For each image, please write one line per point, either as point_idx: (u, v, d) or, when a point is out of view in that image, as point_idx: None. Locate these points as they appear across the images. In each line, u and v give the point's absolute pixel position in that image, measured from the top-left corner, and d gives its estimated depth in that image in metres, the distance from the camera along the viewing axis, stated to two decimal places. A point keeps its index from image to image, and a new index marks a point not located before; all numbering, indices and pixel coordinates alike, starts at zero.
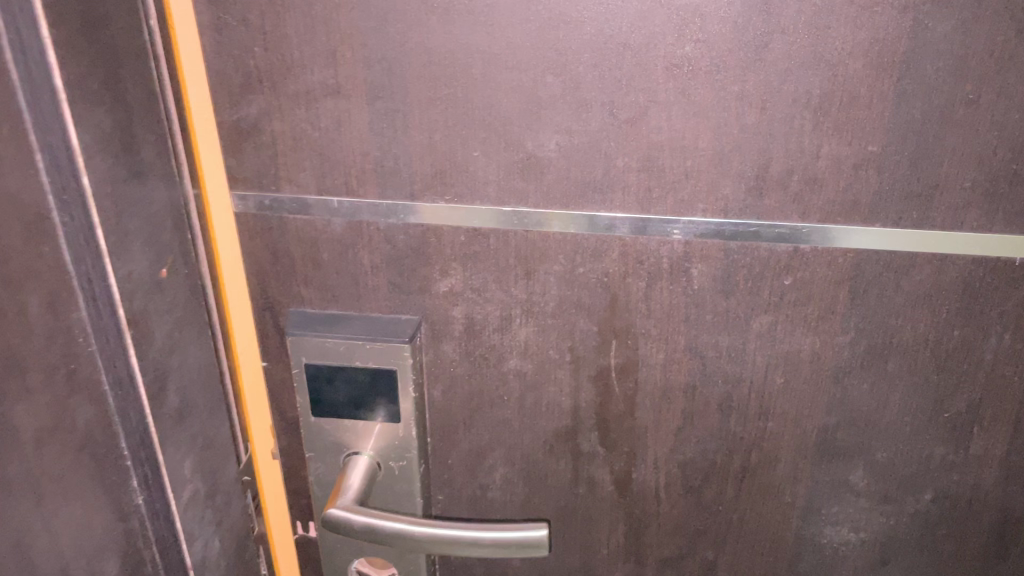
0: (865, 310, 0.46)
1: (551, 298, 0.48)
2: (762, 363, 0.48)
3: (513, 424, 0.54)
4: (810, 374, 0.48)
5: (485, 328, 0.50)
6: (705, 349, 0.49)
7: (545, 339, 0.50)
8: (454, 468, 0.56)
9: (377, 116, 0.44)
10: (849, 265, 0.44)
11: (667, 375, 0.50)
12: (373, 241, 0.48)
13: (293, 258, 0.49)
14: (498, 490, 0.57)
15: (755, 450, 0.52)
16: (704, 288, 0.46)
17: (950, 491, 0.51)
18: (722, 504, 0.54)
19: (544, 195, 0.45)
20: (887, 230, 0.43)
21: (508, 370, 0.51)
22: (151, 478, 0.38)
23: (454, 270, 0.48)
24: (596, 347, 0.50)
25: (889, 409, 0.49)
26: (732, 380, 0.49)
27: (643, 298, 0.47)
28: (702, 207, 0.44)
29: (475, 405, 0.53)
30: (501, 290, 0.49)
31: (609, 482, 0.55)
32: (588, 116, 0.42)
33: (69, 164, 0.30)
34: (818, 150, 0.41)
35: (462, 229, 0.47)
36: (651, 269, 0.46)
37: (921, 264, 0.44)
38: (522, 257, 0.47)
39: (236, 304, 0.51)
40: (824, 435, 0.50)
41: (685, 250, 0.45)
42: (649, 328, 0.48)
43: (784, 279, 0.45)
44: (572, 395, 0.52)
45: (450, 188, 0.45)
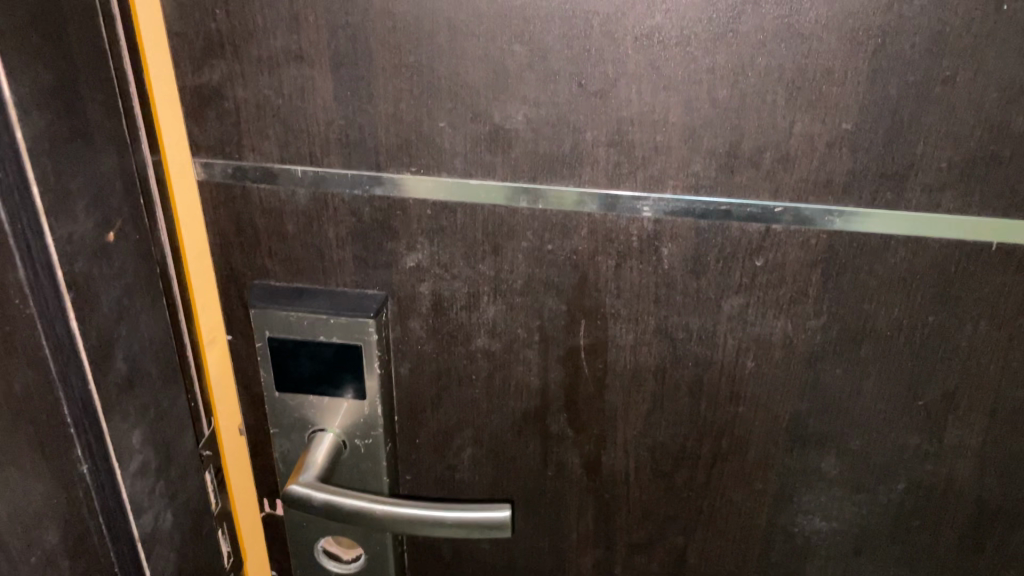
0: (838, 293, 0.45)
1: (519, 276, 0.47)
2: (734, 346, 0.47)
3: (481, 405, 0.53)
4: (782, 359, 0.47)
5: (452, 306, 0.49)
6: (676, 331, 0.48)
7: (514, 318, 0.49)
8: (422, 448, 0.56)
9: (341, 84, 0.43)
10: (823, 246, 0.43)
11: (637, 357, 0.49)
12: (339, 214, 0.47)
13: (257, 229, 0.48)
14: (466, 471, 0.56)
15: (726, 435, 0.51)
16: (674, 268, 0.45)
17: (924, 481, 0.50)
18: (693, 490, 0.54)
19: (512, 169, 0.44)
20: (862, 211, 0.42)
21: (476, 348, 0.51)
22: (95, 446, 0.37)
23: (421, 245, 0.47)
24: (565, 327, 0.49)
25: (862, 396, 0.48)
26: (702, 363, 0.48)
27: (613, 278, 0.46)
28: (672, 184, 0.43)
29: (442, 383, 0.52)
30: (468, 267, 0.48)
31: (579, 465, 0.54)
32: (556, 87, 0.41)
33: (2, 117, 0.29)
34: (791, 127, 0.40)
35: (428, 203, 0.46)
36: (621, 247, 0.45)
37: (896, 247, 0.43)
38: (490, 233, 0.46)
39: (200, 277, 0.50)
40: (795, 421, 0.49)
41: (655, 229, 0.44)
42: (618, 308, 0.47)
43: (756, 261, 0.44)
44: (542, 376, 0.51)
45: (416, 160, 0.44)
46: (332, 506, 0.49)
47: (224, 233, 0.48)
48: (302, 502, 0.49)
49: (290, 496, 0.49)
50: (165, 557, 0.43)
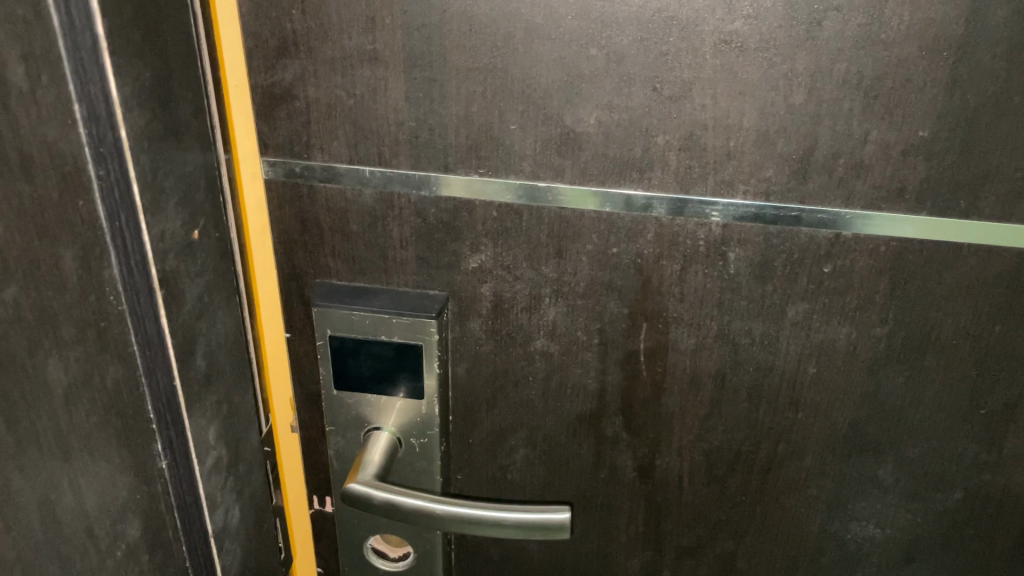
0: (904, 301, 0.45)
1: (582, 279, 0.47)
2: (795, 352, 0.47)
3: (537, 406, 0.53)
4: (844, 365, 0.47)
5: (513, 307, 0.49)
6: (737, 336, 0.48)
7: (574, 320, 0.49)
8: (475, 448, 0.56)
9: (414, 85, 0.43)
10: (891, 254, 0.43)
11: (697, 361, 0.49)
12: (404, 214, 0.47)
13: (322, 228, 0.48)
14: (518, 472, 0.56)
15: (783, 441, 0.51)
16: (739, 273, 0.45)
17: (983, 490, 0.50)
18: (746, 495, 0.54)
19: (581, 172, 0.44)
20: (933, 219, 0.42)
21: (535, 350, 0.51)
22: (174, 442, 0.37)
23: (484, 246, 0.47)
24: (626, 330, 0.49)
25: (923, 404, 0.48)
26: (763, 368, 0.48)
27: (677, 282, 0.47)
28: (743, 189, 0.43)
29: (499, 384, 0.53)
30: (532, 269, 0.48)
31: (632, 468, 0.54)
32: (631, 91, 0.41)
33: (107, 115, 0.30)
34: (866, 134, 0.40)
35: (494, 205, 0.46)
36: (687, 252, 0.45)
37: (966, 255, 0.43)
38: (555, 235, 0.46)
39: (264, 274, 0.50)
40: (854, 428, 0.49)
41: (722, 234, 0.44)
42: (680, 312, 0.48)
43: (823, 267, 0.44)
44: (599, 378, 0.51)
45: (485, 162, 0.44)
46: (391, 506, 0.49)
47: (290, 231, 0.49)
48: (359, 501, 0.49)
49: (347, 497, 0.49)
50: (232, 552, 0.43)
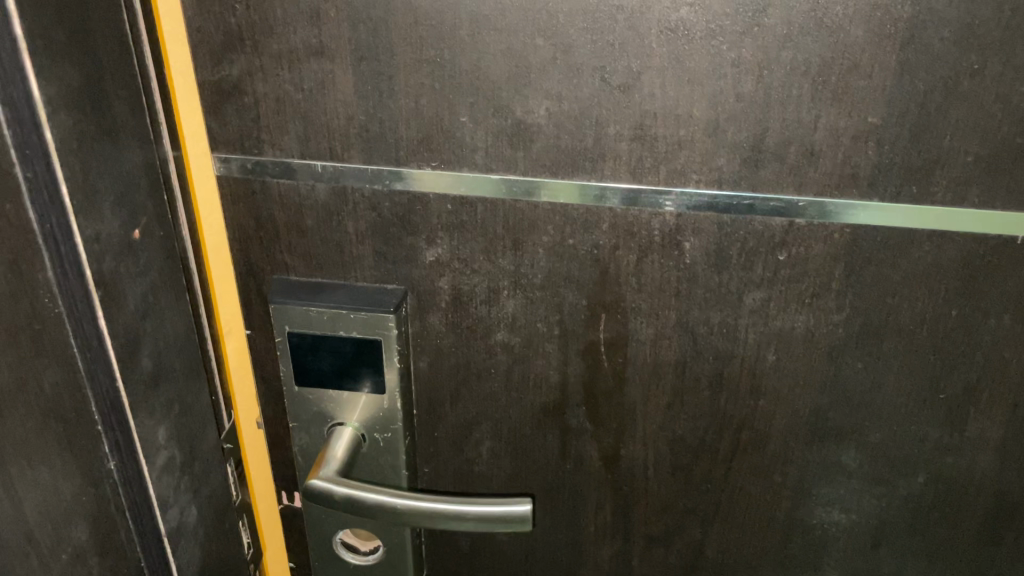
0: (861, 288, 0.44)
1: (539, 271, 0.47)
2: (754, 340, 0.47)
3: (500, 398, 0.53)
4: (804, 352, 0.47)
5: (472, 300, 0.49)
6: (697, 325, 0.48)
7: (533, 311, 0.49)
8: (440, 441, 0.56)
9: (363, 79, 0.42)
10: (845, 241, 0.43)
11: (658, 350, 0.49)
12: (358, 208, 0.47)
13: (277, 223, 0.48)
14: (484, 464, 0.56)
15: (746, 428, 0.51)
16: (696, 262, 0.45)
17: (945, 474, 0.51)
18: (711, 482, 0.54)
19: (534, 163, 0.44)
20: (887, 204, 0.42)
21: (495, 343, 0.50)
22: (122, 445, 0.37)
23: (441, 240, 0.47)
24: (585, 321, 0.49)
25: (883, 389, 0.48)
26: (723, 356, 0.48)
27: (634, 272, 0.46)
28: (695, 178, 0.43)
29: (461, 377, 0.52)
30: (488, 261, 0.47)
31: (597, 459, 0.54)
32: (578, 80, 0.41)
33: (31, 116, 0.30)
34: (816, 121, 0.40)
35: (448, 197, 0.45)
36: (643, 242, 0.45)
37: (920, 241, 0.42)
38: (511, 227, 0.46)
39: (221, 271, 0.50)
40: (815, 414, 0.50)
41: (677, 223, 0.44)
42: (639, 302, 0.47)
43: (778, 255, 0.44)
44: (561, 370, 0.51)
45: (437, 155, 0.44)
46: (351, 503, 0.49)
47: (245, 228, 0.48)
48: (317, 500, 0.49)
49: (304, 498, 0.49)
50: (191, 552, 0.44)
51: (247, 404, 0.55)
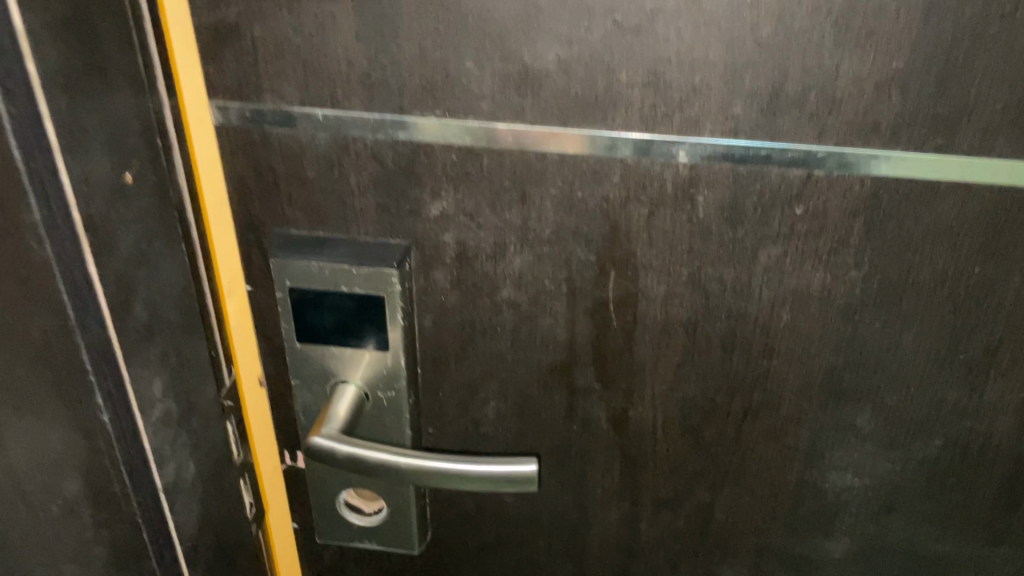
0: (880, 244, 0.43)
1: (547, 225, 0.46)
2: (769, 298, 0.46)
3: (506, 357, 0.52)
4: (819, 311, 0.46)
5: (477, 256, 0.48)
6: (709, 282, 0.46)
7: (541, 268, 0.47)
8: (446, 402, 0.54)
9: (364, 22, 0.41)
10: (866, 194, 0.41)
11: (669, 309, 0.48)
12: (361, 159, 0.45)
13: (278, 175, 0.46)
14: (490, 425, 0.55)
15: (757, 390, 0.50)
16: (709, 216, 0.44)
17: (963, 437, 0.49)
18: (722, 444, 0.53)
19: (542, 111, 0.42)
20: (910, 154, 0.40)
21: (502, 300, 0.49)
22: (116, 398, 0.37)
23: (446, 192, 0.46)
24: (594, 277, 0.47)
25: (901, 349, 0.46)
26: (736, 315, 0.47)
27: (645, 227, 0.45)
28: (710, 127, 0.41)
29: (466, 335, 0.51)
30: (495, 215, 0.46)
31: (605, 420, 0.53)
32: (589, 23, 0.39)
33: (13, 47, 0.29)
34: (838, 67, 0.38)
35: (453, 148, 0.44)
36: (654, 194, 0.44)
37: (943, 194, 0.41)
38: (518, 179, 0.44)
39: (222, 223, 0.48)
40: (830, 375, 0.48)
41: (690, 175, 0.43)
42: (649, 259, 0.46)
43: (795, 209, 0.43)
44: (568, 328, 0.50)
45: (441, 102, 0.42)
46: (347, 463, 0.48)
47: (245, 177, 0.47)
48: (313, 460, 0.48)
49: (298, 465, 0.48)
50: (187, 506, 0.43)
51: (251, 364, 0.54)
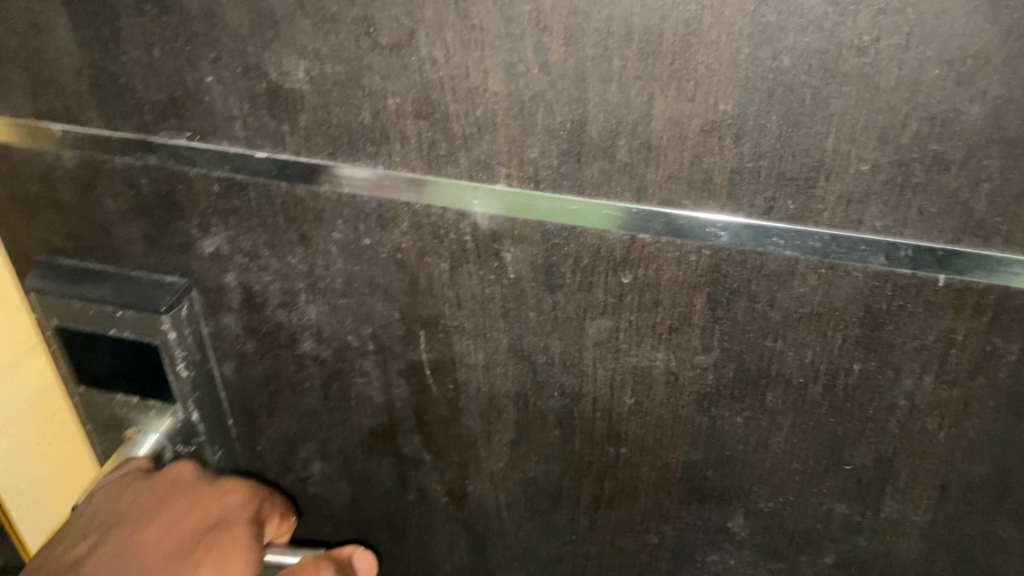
0: (731, 326, 0.33)
1: (336, 274, 0.37)
2: (605, 378, 0.37)
3: (321, 416, 0.44)
4: (667, 398, 0.37)
5: (266, 303, 0.40)
6: (534, 353, 0.37)
7: (339, 322, 0.39)
8: (266, 457, 0.47)
9: (80, 22, 0.33)
10: (706, 265, 0.32)
11: (493, 380, 0.39)
12: (115, 184, 0.37)
13: (30, 195, 0.39)
14: (318, 486, 0.47)
15: (608, 478, 0.41)
16: (522, 278, 0.35)
17: (859, 556, 0.40)
18: (577, 532, 0.44)
19: (304, 140, 0.33)
20: (754, 223, 0.30)
21: (304, 353, 0.41)
22: None
23: (216, 227, 0.38)
24: (402, 338, 0.39)
25: (772, 451, 0.37)
26: (570, 393, 0.38)
27: (449, 284, 0.36)
28: (505, 172, 0.32)
29: (273, 389, 0.43)
30: (276, 258, 0.38)
31: (443, 493, 0.45)
32: (338, 32, 0.30)
33: None
34: (649, 105, 0.29)
35: (213, 177, 0.36)
36: (453, 247, 0.35)
37: (803, 272, 0.31)
38: (293, 218, 0.36)
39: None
40: (690, 472, 0.39)
41: (491, 228, 0.34)
42: (461, 322, 0.37)
43: (621, 277, 0.33)
44: (383, 391, 0.41)
45: (187, 122, 0.34)
46: (179, 472, 0.42)
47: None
48: (128, 493, 0.41)
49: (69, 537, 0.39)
50: None
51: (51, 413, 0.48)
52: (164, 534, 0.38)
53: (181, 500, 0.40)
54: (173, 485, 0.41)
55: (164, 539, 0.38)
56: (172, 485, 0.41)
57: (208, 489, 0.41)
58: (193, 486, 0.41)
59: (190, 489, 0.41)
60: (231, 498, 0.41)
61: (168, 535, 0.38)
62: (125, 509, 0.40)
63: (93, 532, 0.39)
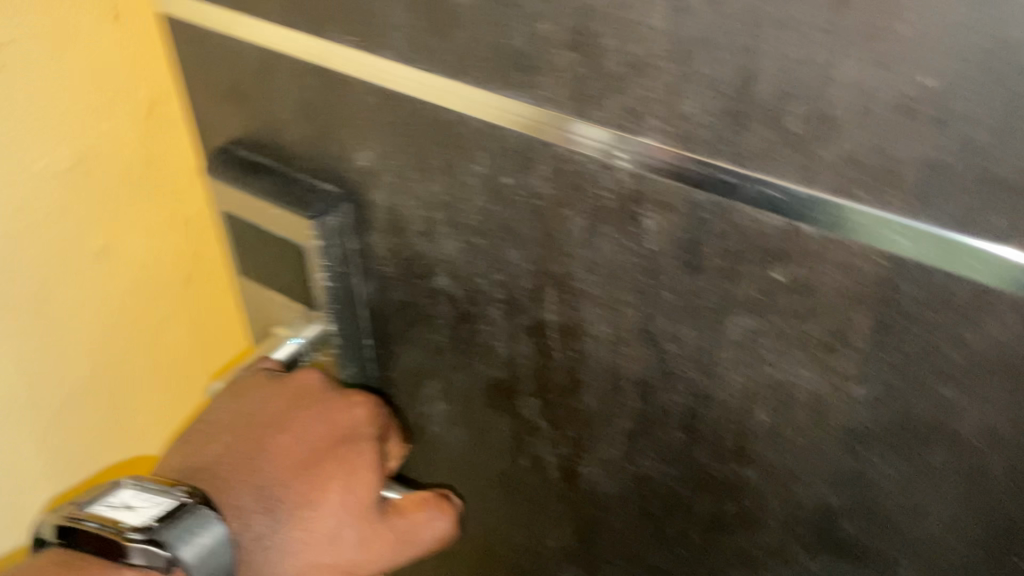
0: (901, 360, 0.27)
1: (475, 210, 0.35)
2: (741, 386, 0.32)
3: (448, 357, 0.42)
4: (809, 426, 0.31)
5: (409, 228, 0.38)
6: (664, 340, 0.33)
7: (474, 261, 0.37)
8: (396, 385, 0.46)
9: None
10: (878, 276, 0.26)
11: (617, 360, 0.35)
12: (288, 83, 0.38)
13: (223, 83, 0.41)
14: (440, 427, 0.46)
15: (729, 498, 0.35)
16: (661, 251, 0.30)
17: None
18: (688, 548, 0.38)
19: (457, 60, 0.31)
20: (947, 233, 0.24)
21: (438, 288, 0.40)
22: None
23: (370, 141, 0.37)
24: (531, 292, 0.36)
25: (930, 518, 0.29)
26: (699, 393, 0.33)
27: (585, 244, 0.32)
28: (656, 124, 0.28)
29: (409, 317, 0.42)
30: (422, 183, 0.36)
31: (555, 467, 0.41)
32: None
33: None
34: (832, 66, 0.23)
35: (371, 89, 0.35)
36: (593, 203, 0.31)
37: (1005, 310, 0.24)
38: (441, 144, 0.34)
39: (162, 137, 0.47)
40: (825, 516, 0.32)
41: (635, 187, 0.29)
42: (591, 287, 0.33)
43: (774, 271, 0.28)
44: (507, 345, 0.39)
45: (352, 26, 0.33)
46: (309, 375, 0.41)
47: (110, 102, 0.43)
48: (259, 391, 0.41)
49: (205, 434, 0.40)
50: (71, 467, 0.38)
51: (195, 303, 0.53)
52: (290, 443, 0.39)
53: (310, 407, 0.40)
54: (303, 389, 0.41)
55: (291, 449, 0.39)
56: (302, 390, 0.41)
57: (335, 399, 0.40)
58: (321, 394, 0.41)
59: (318, 396, 0.41)
60: (357, 412, 0.40)
61: (295, 447, 0.39)
62: (256, 409, 0.40)
63: (231, 431, 0.39)
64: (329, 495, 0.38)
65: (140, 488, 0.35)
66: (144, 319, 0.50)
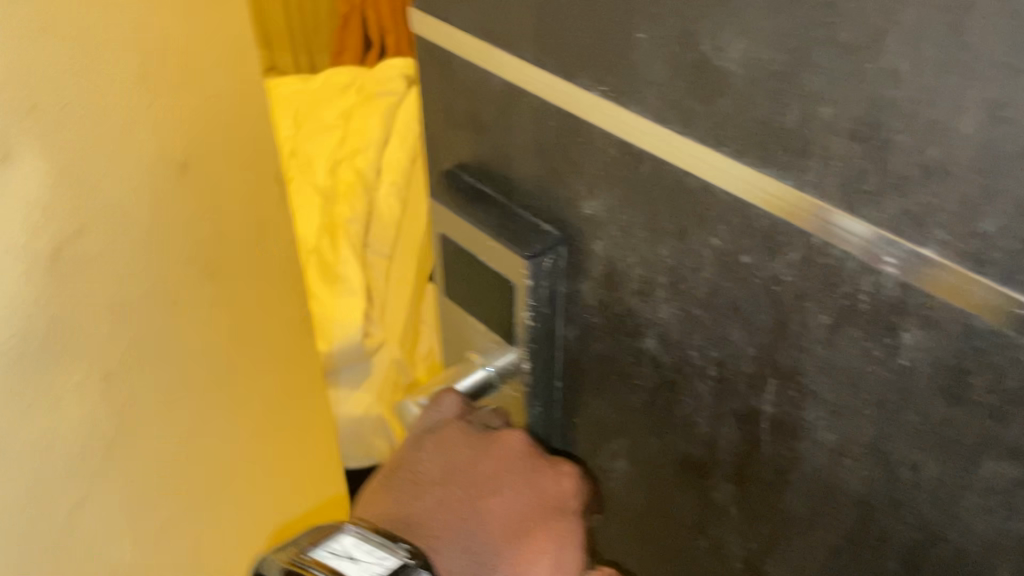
0: None
1: (702, 282, 0.33)
2: (984, 537, 0.27)
3: (641, 420, 0.40)
4: None
5: (625, 285, 0.37)
6: (899, 464, 0.29)
7: (690, 333, 0.35)
8: (580, 432, 0.45)
9: None
10: None
11: (835, 469, 0.31)
12: (526, 120, 0.37)
13: (459, 109, 0.41)
14: (618, 485, 0.44)
15: None
16: (917, 371, 0.27)
17: None
18: None
19: (715, 127, 0.29)
20: None
21: (645, 350, 0.38)
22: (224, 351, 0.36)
23: (601, 192, 0.35)
24: (749, 378, 0.33)
25: None
26: (929, 530, 0.29)
27: (823, 343, 0.29)
28: (942, 236, 0.24)
29: (605, 371, 0.41)
30: (648, 243, 0.34)
31: (739, 560, 0.38)
32: (791, 13, 0.25)
33: None
34: None
35: (613, 140, 0.33)
36: (842, 304, 0.28)
37: None
38: (678, 209, 0.32)
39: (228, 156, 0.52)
40: None
41: (898, 298, 0.26)
42: (821, 389, 0.30)
43: None
44: (710, 424, 0.36)
45: (605, 75, 0.32)
46: (515, 437, 0.42)
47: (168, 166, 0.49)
48: (467, 449, 0.41)
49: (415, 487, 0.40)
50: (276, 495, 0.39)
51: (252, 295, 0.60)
52: (503, 508, 0.39)
53: (521, 471, 0.40)
54: (512, 452, 0.41)
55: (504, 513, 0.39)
56: (511, 452, 0.41)
57: (545, 466, 0.41)
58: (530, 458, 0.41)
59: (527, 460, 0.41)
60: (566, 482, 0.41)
61: (507, 511, 0.39)
62: (468, 466, 0.41)
63: (443, 487, 0.40)
64: (546, 547, 0.38)
65: (361, 538, 0.36)
66: (238, 337, 0.59)
